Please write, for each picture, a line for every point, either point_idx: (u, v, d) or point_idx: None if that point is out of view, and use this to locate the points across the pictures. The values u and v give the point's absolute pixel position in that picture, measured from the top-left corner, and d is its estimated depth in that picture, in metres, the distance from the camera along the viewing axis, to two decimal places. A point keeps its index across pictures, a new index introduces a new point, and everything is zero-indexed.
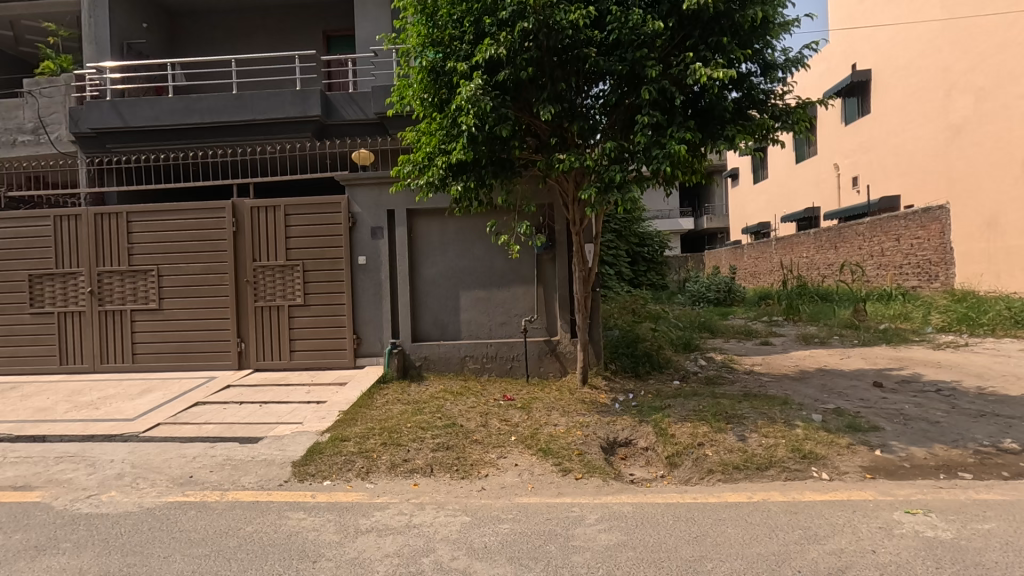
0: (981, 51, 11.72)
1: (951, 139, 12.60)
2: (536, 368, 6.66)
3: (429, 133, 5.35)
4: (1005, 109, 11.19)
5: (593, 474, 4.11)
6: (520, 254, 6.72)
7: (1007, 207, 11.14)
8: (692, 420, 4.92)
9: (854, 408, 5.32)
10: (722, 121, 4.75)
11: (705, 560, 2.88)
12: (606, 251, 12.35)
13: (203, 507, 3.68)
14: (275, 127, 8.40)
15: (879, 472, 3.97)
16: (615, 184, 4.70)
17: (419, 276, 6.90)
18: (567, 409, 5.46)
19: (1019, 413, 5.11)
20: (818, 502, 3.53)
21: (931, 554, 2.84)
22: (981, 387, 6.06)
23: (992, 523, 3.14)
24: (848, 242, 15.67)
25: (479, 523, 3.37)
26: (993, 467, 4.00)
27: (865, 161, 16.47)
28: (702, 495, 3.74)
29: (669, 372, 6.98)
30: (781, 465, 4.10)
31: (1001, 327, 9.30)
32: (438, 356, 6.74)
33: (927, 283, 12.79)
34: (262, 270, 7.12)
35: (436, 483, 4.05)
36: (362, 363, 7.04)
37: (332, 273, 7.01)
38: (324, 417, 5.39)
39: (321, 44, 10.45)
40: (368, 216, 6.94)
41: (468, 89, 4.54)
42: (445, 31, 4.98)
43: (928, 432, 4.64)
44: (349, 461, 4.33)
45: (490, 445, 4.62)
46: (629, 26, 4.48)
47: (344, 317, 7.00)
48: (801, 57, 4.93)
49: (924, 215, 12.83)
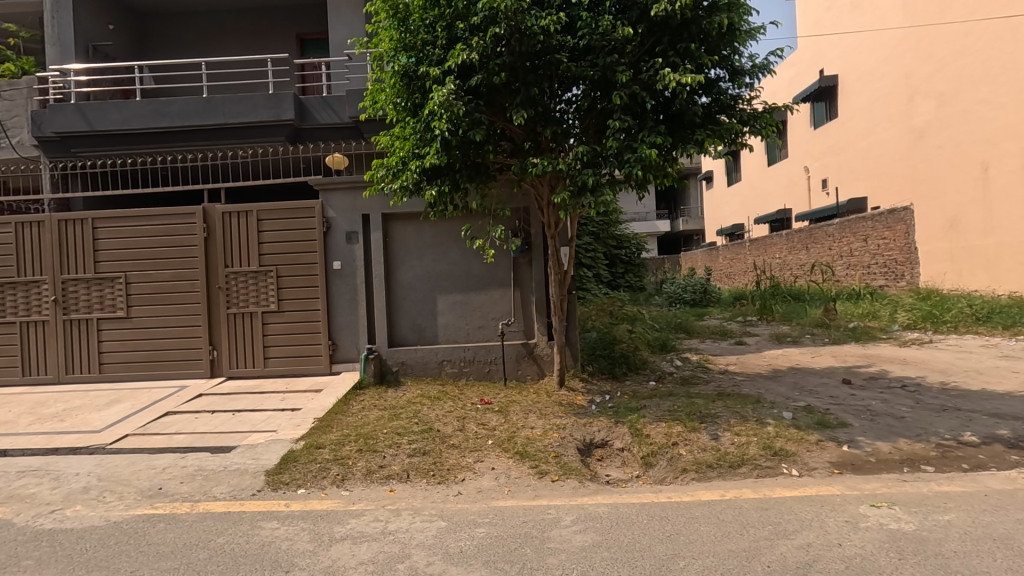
0: (941, 58, 12.11)
1: (915, 142, 12.98)
2: (514, 371, 6.68)
3: (403, 137, 5.32)
4: (964, 114, 11.57)
5: (569, 476, 4.13)
6: (495, 258, 6.73)
7: (968, 207, 11.51)
8: (667, 419, 4.99)
9: (824, 406, 5.44)
10: (693, 125, 4.83)
11: (677, 557, 2.92)
12: (584, 253, 12.43)
13: (172, 519, 3.60)
14: (248, 130, 8.29)
15: (847, 467, 4.08)
16: (588, 188, 4.74)
17: (395, 281, 6.84)
18: (545, 411, 5.49)
19: (979, 407, 5.29)
20: (788, 498, 3.62)
21: (894, 546, 2.93)
22: (944, 382, 6.27)
23: (952, 514, 3.25)
24: (819, 242, 16.08)
25: (455, 528, 3.36)
26: (955, 459, 4.14)
27: (833, 163, 16.88)
28: (676, 494, 3.79)
29: (645, 372, 7.08)
30: (752, 463, 4.19)
31: (964, 324, 9.61)
32: (415, 361, 6.70)
33: (893, 282, 13.25)
34: (234, 276, 7.00)
35: (413, 488, 4.03)
36: (339, 369, 6.97)
37: (306, 279, 6.93)
38: (299, 424, 5.32)
39: (295, 47, 10.35)
40: (343, 220, 6.89)
41: (441, 93, 4.53)
42: (417, 35, 4.97)
43: (893, 427, 4.78)
44: (324, 468, 4.28)
45: (467, 449, 4.62)
46: (600, 32, 4.58)
47: (320, 323, 6.94)
48: (767, 63, 5.04)
49: (891, 216, 13.29)
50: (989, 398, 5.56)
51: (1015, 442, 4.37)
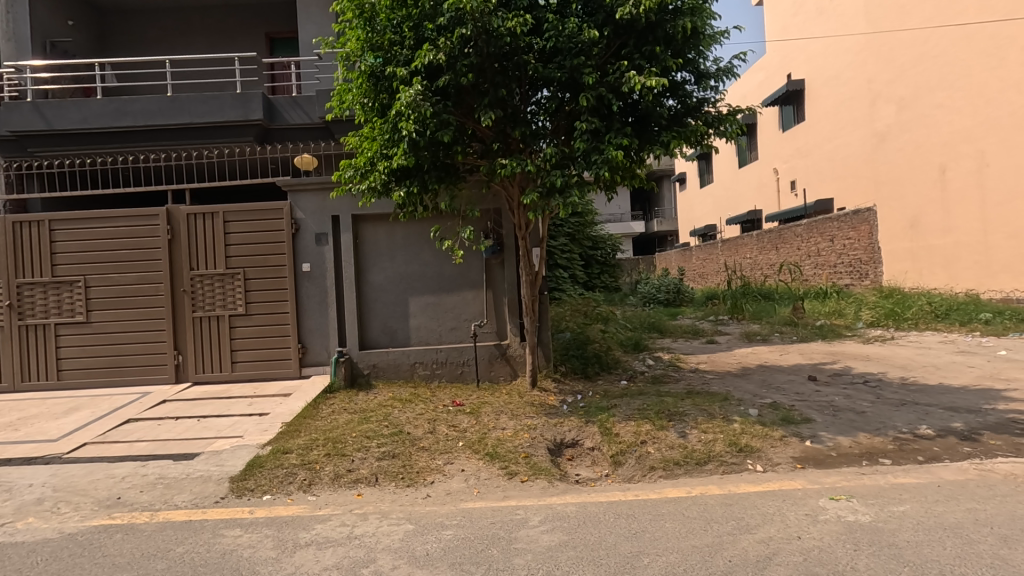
0: (901, 63, 12.49)
1: (877, 145, 13.38)
2: (486, 372, 6.66)
3: (371, 138, 5.27)
4: (923, 118, 11.93)
5: (539, 476, 4.14)
6: (466, 259, 6.72)
7: (927, 208, 11.88)
8: (636, 418, 5.04)
9: (790, 402, 5.56)
10: (659, 126, 4.89)
11: (642, 555, 2.95)
12: (560, 254, 12.47)
13: (131, 529, 3.50)
14: (214, 131, 8.11)
15: (809, 461, 4.17)
16: (557, 189, 4.76)
17: (366, 283, 6.77)
18: (516, 412, 5.49)
19: (936, 401, 5.47)
20: (752, 493, 3.68)
21: (851, 537, 3.01)
22: (903, 378, 6.47)
23: (906, 505, 3.35)
24: (788, 242, 16.47)
25: (423, 531, 3.34)
26: (911, 452, 4.27)
27: (801, 165, 17.28)
28: (644, 492, 3.83)
29: (617, 372, 7.15)
30: (719, 459, 4.25)
31: (924, 320, 9.93)
32: (387, 364, 6.64)
33: (858, 281, 13.64)
34: (199, 279, 6.84)
35: (382, 492, 4.00)
36: (308, 373, 6.88)
37: (275, 281, 6.82)
38: (267, 429, 5.23)
39: (264, 46, 10.17)
40: (312, 222, 6.79)
41: (408, 94, 4.52)
42: (384, 35, 4.95)
43: (854, 422, 4.92)
44: (290, 474, 4.21)
45: (437, 451, 4.59)
46: (566, 34, 4.63)
47: (289, 326, 6.84)
48: (731, 66, 5.13)
49: (855, 217, 13.67)
50: (945, 392, 5.76)
51: (967, 434, 4.53)
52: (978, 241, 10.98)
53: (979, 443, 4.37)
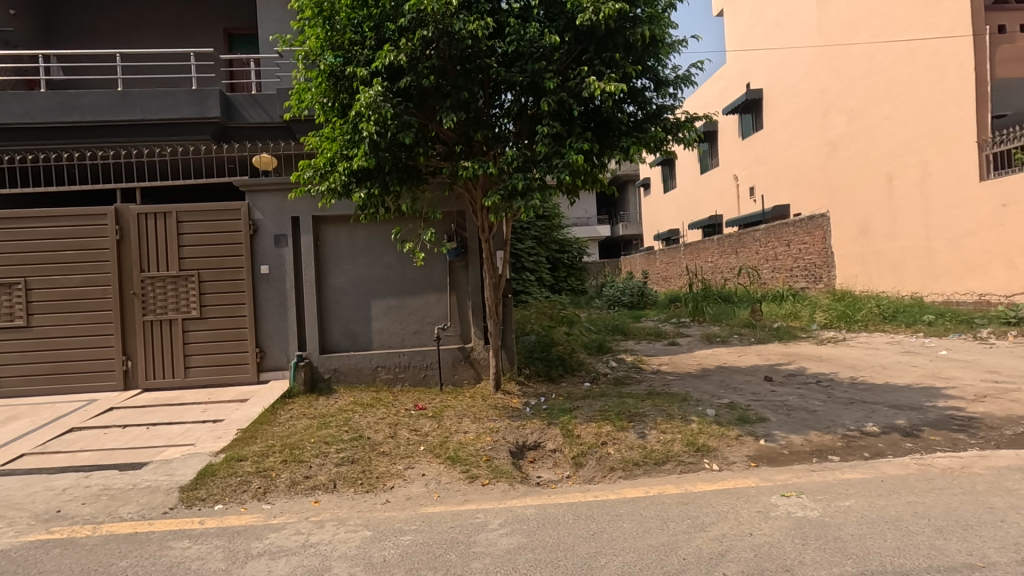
0: (852, 75, 13.02)
1: (830, 154, 13.90)
2: (449, 376, 6.62)
3: (331, 138, 5.19)
4: (873, 129, 12.46)
5: (499, 479, 4.13)
6: (429, 261, 6.67)
7: (876, 214, 12.38)
8: (597, 420, 5.10)
9: (746, 402, 5.72)
10: (619, 133, 4.98)
11: (599, 555, 2.98)
12: (526, 257, 12.49)
13: (70, 544, 3.33)
14: (168, 128, 7.83)
15: (763, 459, 4.29)
16: (519, 192, 4.79)
17: (326, 285, 6.64)
18: (478, 415, 5.47)
19: (882, 399, 5.71)
20: (708, 492, 3.76)
21: (800, 532, 3.11)
22: (853, 377, 6.74)
23: (852, 500, 3.48)
24: (747, 247, 17.11)
25: (381, 537, 3.29)
26: (858, 449, 4.43)
27: (760, 172, 17.81)
28: (603, 493, 3.87)
29: (581, 374, 7.21)
30: (677, 459, 4.33)
31: (873, 322, 10.38)
32: (348, 368, 6.52)
33: (812, 284, 14.26)
34: (151, 281, 6.59)
35: (339, 498, 3.92)
36: (267, 378, 6.70)
37: (231, 284, 6.63)
38: (221, 436, 5.06)
39: (222, 42, 9.90)
40: (271, 223, 6.64)
41: (368, 95, 4.48)
42: (344, 35, 4.90)
43: (807, 420, 5.08)
44: (244, 481, 4.09)
45: (398, 456, 4.54)
46: (528, 38, 4.66)
47: (246, 330, 6.65)
48: (689, 74, 5.24)
49: (810, 223, 14.23)
50: (890, 390, 6.02)
51: (910, 430, 4.74)
52: (922, 246, 11.27)
53: (920, 439, 4.57)
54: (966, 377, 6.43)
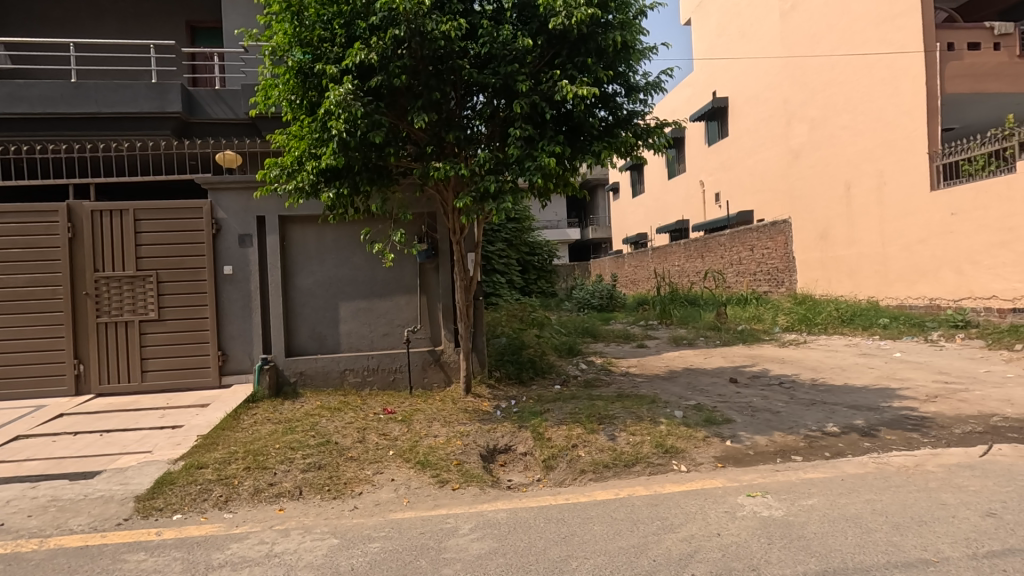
0: (813, 86, 13.48)
1: (792, 162, 14.35)
2: (419, 379, 6.54)
3: (299, 137, 5.08)
4: (832, 138, 12.91)
5: (470, 483, 4.10)
6: (399, 263, 6.59)
7: (835, 221, 12.83)
8: (568, 422, 5.11)
9: (712, 403, 5.83)
10: (591, 137, 5.02)
11: (570, 559, 2.98)
12: (497, 259, 12.46)
13: (14, 559, 3.15)
14: (126, 122, 7.54)
15: (729, 460, 4.37)
16: (490, 194, 4.77)
17: (293, 287, 6.48)
18: (449, 419, 5.42)
19: (842, 400, 5.90)
20: (676, 493, 3.81)
21: (766, 531, 3.17)
22: (815, 378, 6.97)
23: (815, 499, 3.58)
24: (713, 251, 17.64)
25: (348, 545, 3.22)
26: (819, 448, 4.56)
27: (725, 178, 18.23)
28: (574, 495, 3.88)
29: (551, 376, 7.23)
30: (646, 461, 4.37)
31: (832, 325, 10.76)
32: (315, 371, 6.37)
33: (775, 288, 14.84)
34: (105, 281, 6.30)
35: (305, 506, 3.82)
36: (229, 382, 6.50)
37: (193, 285, 6.42)
38: (180, 443, 4.88)
39: (184, 35, 9.57)
40: (235, 222, 6.45)
41: (337, 92, 4.39)
42: (314, 31, 4.81)
43: (771, 421, 5.22)
44: (205, 490, 3.94)
45: (366, 461, 4.45)
46: (500, 41, 4.67)
47: (208, 332, 6.44)
48: (659, 80, 5.32)
49: (773, 228, 14.93)
50: (850, 391, 6.23)
51: (867, 430, 4.91)
52: (878, 253, 11.70)
53: (877, 438, 4.74)
54: (919, 378, 6.71)
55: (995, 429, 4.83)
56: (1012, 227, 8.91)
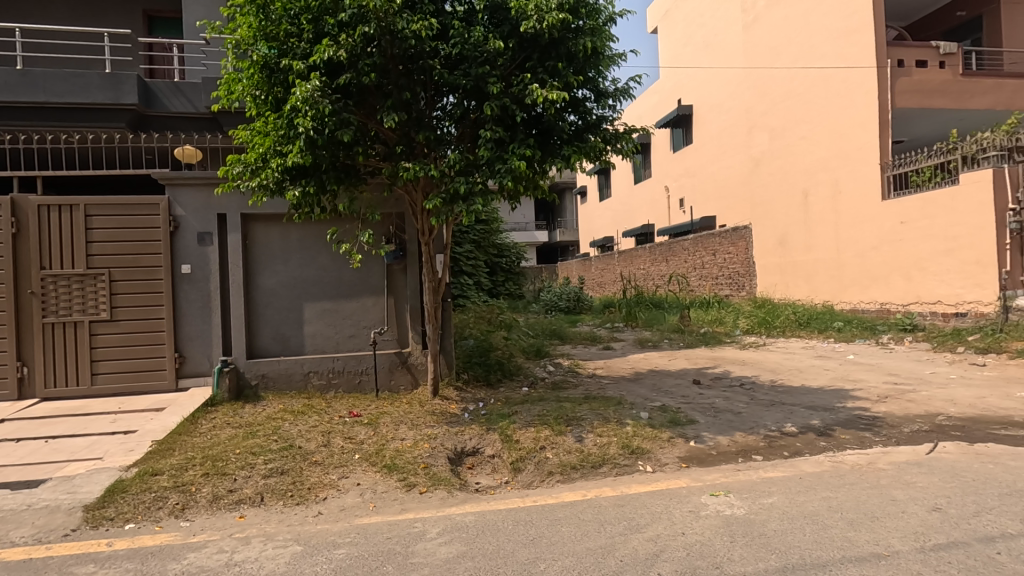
0: (773, 97, 13.95)
1: (754, 169, 14.80)
2: (386, 382, 6.45)
3: (263, 133, 4.96)
4: (791, 147, 13.38)
5: (438, 486, 4.06)
6: (366, 264, 6.49)
7: (794, 228, 13.29)
8: (536, 424, 5.12)
9: (676, 404, 5.95)
10: (561, 140, 5.05)
11: (538, 561, 2.99)
12: (465, 260, 12.41)
13: None
14: (78, 113, 7.20)
15: (693, 460, 4.47)
16: (460, 196, 4.75)
17: (255, 287, 6.31)
18: (416, 422, 5.36)
19: (799, 401, 6.12)
20: (642, 493, 3.87)
21: (728, 530, 3.25)
22: (774, 380, 7.18)
23: (774, 497, 3.69)
24: (677, 255, 18.03)
25: (312, 552, 3.14)
26: (778, 448, 4.71)
27: (689, 184, 18.65)
28: (542, 498, 3.89)
29: (519, 378, 7.24)
30: (612, 462, 4.43)
31: (789, 328, 11.14)
32: (278, 374, 6.21)
33: (735, 292, 15.28)
34: (52, 279, 6.00)
35: (267, 512, 3.71)
36: (186, 385, 6.26)
37: (148, 284, 6.17)
38: (133, 448, 4.68)
39: (141, 25, 9.19)
40: (194, 220, 6.24)
41: (304, 89, 4.30)
42: (280, 26, 4.71)
43: (732, 422, 5.36)
44: (160, 498, 3.79)
45: (331, 465, 4.36)
46: (472, 42, 4.66)
47: (164, 333, 6.19)
48: (628, 87, 5.39)
49: (734, 233, 15.38)
50: (807, 393, 6.46)
51: (823, 430, 5.10)
52: (833, 259, 12.15)
53: (832, 437, 4.93)
54: (870, 379, 7.01)
55: (940, 427, 5.08)
56: (956, 236, 9.39)
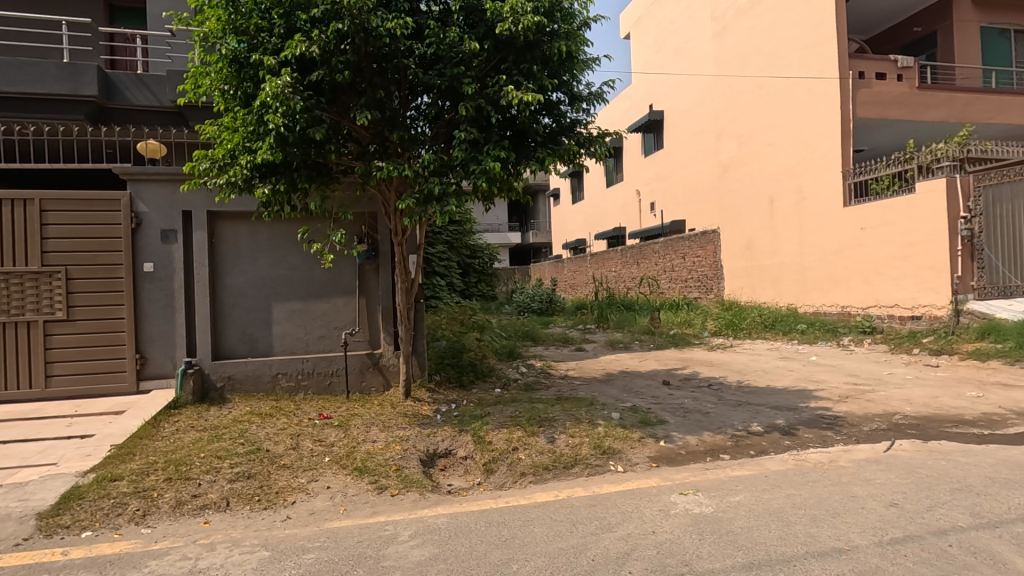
0: (742, 104, 14.31)
1: (722, 175, 15.15)
2: (357, 383, 6.36)
3: (232, 129, 4.85)
4: (758, 154, 13.74)
5: (409, 489, 4.03)
6: (338, 264, 6.39)
7: (760, 232, 13.65)
8: (508, 426, 5.12)
9: (647, 405, 6.04)
10: (536, 143, 5.07)
11: (511, 561, 2.99)
12: (437, 261, 12.33)
13: None
14: (33, 104, 6.90)
15: (663, 460, 4.54)
16: (434, 196, 4.72)
17: (222, 286, 6.15)
18: (388, 424, 5.30)
19: (764, 400, 6.28)
20: (613, 493, 3.92)
21: (697, 528, 3.32)
22: (740, 380, 7.36)
23: (741, 495, 3.78)
24: (648, 258, 18.31)
25: (280, 557, 3.08)
26: (745, 447, 4.83)
27: (660, 188, 18.95)
28: (515, 498, 3.90)
29: (492, 380, 7.24)
30: (584, 462, 4.47)
31: (755, 330, 11.44)
32: (245, 375, 6.07)
33: (704, 295, 15.61)
34: (3, 278, 5.72)
35: (233, 517, 3.62)
36: (148, 388, 6.05)
37: (108, 283, 5.95)
38: (90, 453, 4.50)
39: (102, 14, 8.87)
40: (158, 217, 6.05)
41: (275, 85, 4.22)
42: (250, 20, 4.61)
43: (701, 422, 5.47)
44: (120, 504, 3.66)
45: (300, 468, 4.28)
46: (447, 42, 4.65)
47: (125, 334, 5.98)
48: (602, 91, 5.46)
49: (703, 237, 15.71)
50: (772, 393, 6.64)
51: (787, 429, 5.24)
52: (797, 263, 12.51)
53: (796, 436, 5.07)
54: (832, 379, 7.25)
55: (897, 426, 5.29)
56: (913, 242, 9.78)
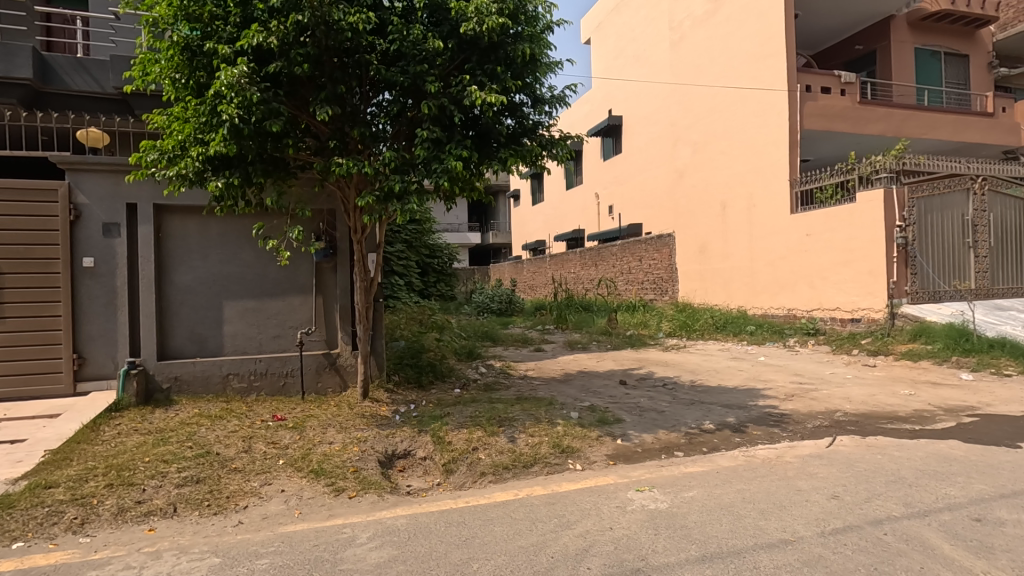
0: (697, 112, 14.76)
1: (677, 180, 15.57)
2: (313, 384, 6.21)
3: (183, 119, 4.67)
4: (712, 161, 14.20)
5: (368, 490, 3.97)
6: (294, 261, 6.23)
7: (713, 237, 14.11)
8: (468, 426, 5.12)
9: (604, 404, 6.15)
10: (498, 143, 5.08)
11: (471, 561, 2.99)
12: (396, 260, 12.16)
13: None
14: None
15: (620, 458, 4.63)
16: (395, 194, 4.67)
17: (169, 283, 5.90)
18: (345, 425, 5.19)
19: (716, 399, 6.50)
20: (572, 491, 3.97)
21: (653, 523, 3.41)
22: (693, 380, 7.59)
23: (694, 491, 3.91)
24: (605, 260, 18.63)
25: (232, 563, 2.98)
26: (698, 444, 4.99)
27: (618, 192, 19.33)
28: (474, 498, 3.90)
29: (451, 380, 7.20)
30: (543, 461, 4.51)
31: (708, 331, 11.82)
32: (193, 376, 5.83)
33: (659, 296, 16.01)
34: None
35: (180, 523, 3.48)
36: (87, 389, 5.73)
37: (43, 278, 5.59)
38: (21, 459, 4.22)
39: None
40: (99, 209, 5.74)
41: (229, 74, 4.08)
42: (203, 7, 4.45)
43: (656, 420, 5.61)
44: (56, 512, 3.46)
45: (252, 472, 4.15)
46: (410, 39, 4.62)
47: (61, 332, 5.63)
48: (564, 95, 5.53)
49: (659, 241, 16.13)
50: (723, 392, 6.88)
51: (737, 426, 5.45)
52: (747, 267, 13.00)
53: (746, 433, 5.28)
54: (779, 379, 7.57)
55: (838, 423, 5.58)
56: (853, 248, 10.33)
